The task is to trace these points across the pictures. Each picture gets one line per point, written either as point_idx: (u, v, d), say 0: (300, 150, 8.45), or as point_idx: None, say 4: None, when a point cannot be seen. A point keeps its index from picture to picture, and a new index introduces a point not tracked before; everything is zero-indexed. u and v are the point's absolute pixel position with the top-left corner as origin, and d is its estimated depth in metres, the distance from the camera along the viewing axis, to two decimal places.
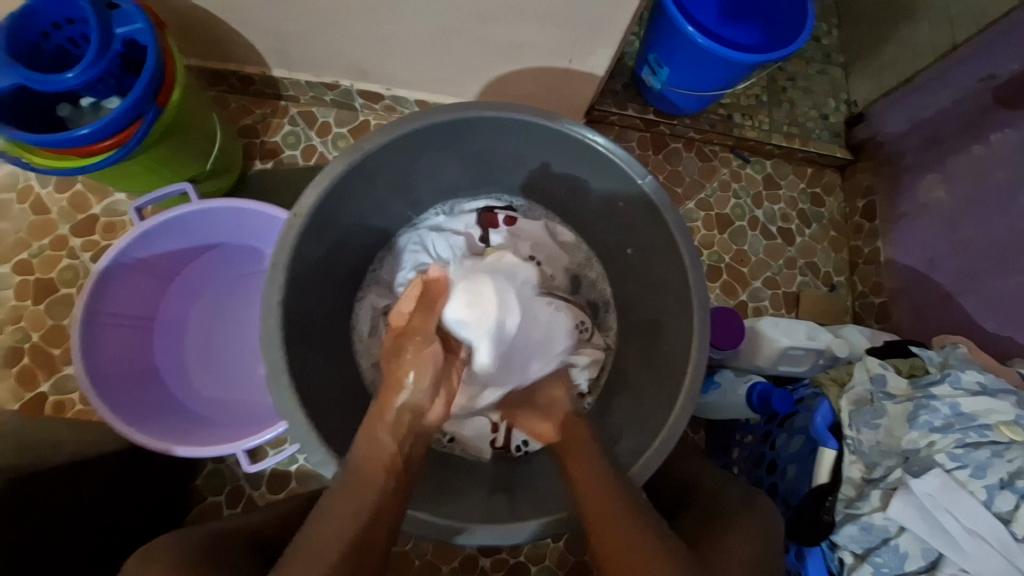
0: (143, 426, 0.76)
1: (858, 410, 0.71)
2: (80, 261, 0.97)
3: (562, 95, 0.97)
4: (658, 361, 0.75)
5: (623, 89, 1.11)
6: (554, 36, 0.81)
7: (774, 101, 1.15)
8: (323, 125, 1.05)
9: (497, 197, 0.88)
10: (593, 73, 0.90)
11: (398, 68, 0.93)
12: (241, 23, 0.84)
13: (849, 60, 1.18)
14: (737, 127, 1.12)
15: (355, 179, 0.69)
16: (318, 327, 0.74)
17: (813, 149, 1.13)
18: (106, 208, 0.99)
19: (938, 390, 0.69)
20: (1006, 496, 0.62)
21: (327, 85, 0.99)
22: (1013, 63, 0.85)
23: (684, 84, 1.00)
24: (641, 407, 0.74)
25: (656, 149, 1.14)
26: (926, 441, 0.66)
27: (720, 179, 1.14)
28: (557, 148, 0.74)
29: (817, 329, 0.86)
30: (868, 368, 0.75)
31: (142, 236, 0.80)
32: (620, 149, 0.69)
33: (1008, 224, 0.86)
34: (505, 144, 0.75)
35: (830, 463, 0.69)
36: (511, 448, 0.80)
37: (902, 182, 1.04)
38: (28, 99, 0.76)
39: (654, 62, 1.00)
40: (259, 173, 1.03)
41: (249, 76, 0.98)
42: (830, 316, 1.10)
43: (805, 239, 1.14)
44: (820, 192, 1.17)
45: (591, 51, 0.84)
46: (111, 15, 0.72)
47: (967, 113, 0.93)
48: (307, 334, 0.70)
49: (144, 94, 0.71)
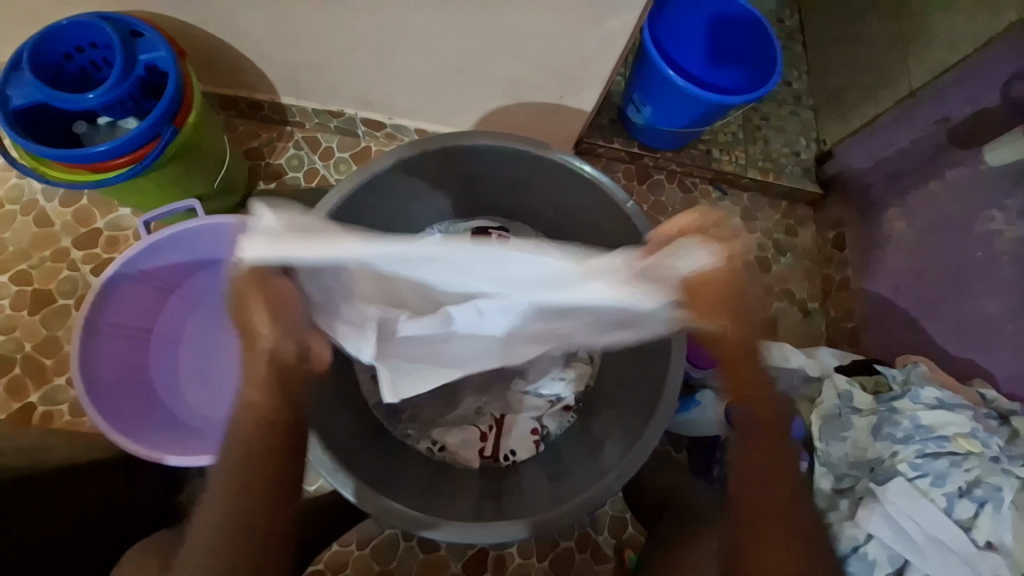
0: (132, 437, 0.77)
1: (827, 424, 0.74)
2: (80, 273, 0.99)
3: (553, 128, 1.04)
4: (641, 376, 0.77)
5: (610, 123, 1.19)
6: (546, 75, 0.89)
7: (750, 138, 1.24)
8: (326, 150, 1.10)
9: (492, 218, 0.92)
10: (582, 108, 0.97)
11: (402, 100, 1.00)
12: (259, 55, 0.91)
13: (818, 104, 1.29)
14: (716, 161, 1.21)
15: (360, 200, 0.75)
16: None
17: (786, 183, 1.22)
18: (109, 223, 1.01)
19: (900, 404, 0.72)
20: (965, 504, 0.66)
21: (331, 113, 1.05)
22: (963, 108, 0.94)
23: (666, 120, 1.08)
24: (617, 420, 0.78)
25: (640, 180, 1.22)
26: (890, 452, 0.70)
27: (701, 210, 1.22)
28: (551, 176, 0.80)
29: (790, 350, 0.89)
30: (835, 384, 0.76)
31: (148, 249, 0.83)
32: (603, 174, 0.76)
33: (963, 253, 0.94)
34: (503, 170, 0.81)
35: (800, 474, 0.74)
36: (499, 457, 0.82)
37: (869, 216, 1.13)
38: (48, 116, 0.81)
39: (637, 99, 1.08)
40: (262, 192, 1.07)
41: (259, 102, 1.04)
42: (805, 340, 1.16)
43: (781, 267, 1.21)
44: (794, 223, 1.24)
45: (580, 89, 0.92)
46: (134, 44, 0.78)
47: (926, 152, 1.02)
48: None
49: (161, 115, 0.76)
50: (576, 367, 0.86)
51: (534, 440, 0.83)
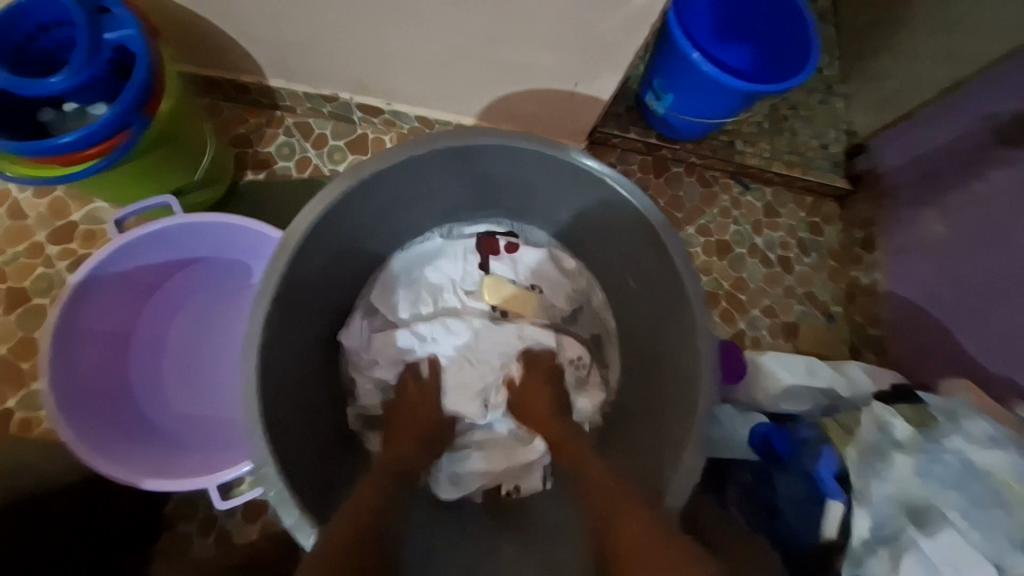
0: (108, 455, 0.72)
1: (866, 460, 0.68)
2: (57, 269, 0.92)
3: (565, 118, 0.96)
4: (662, 398, 0.72)
5: (626, 112, 1.11)
6: (561, 60, 0.80)
7: (776, 130, 1.16)
8: (319, 137, 1.01)
9: (497, 222, 0.86)
10: (598, 96, 0.88)
11: (400, 85, 0.91)
12: (241, 33, 0.82)
13: (850, 92, 1.19)
14: (739, 154, 1.13)
15: (353, 201, 0.68)
16: (292, 361, 0.71)
17: (813, 178, 1.14)
18: (87, 215, 0.94)
19: (948, 442, 0.66)
20: (1015, 557, 0.60)
21: (325, 97, 0.96)
22: (1011, 104, 0.85)
23: (687, 110, 0.99)
24: (641, 447, 0.72)
25: (657, 173, 1.14)
26: (937, 496, 0.63)
27: (721, 206, 1.14)
28: (564, 178, 0.72)
29: (817, 364, 0.86)
30: (875, 416, 0.70)
31: (123, 248, 0.76)
32: (606, 168, 0.68)
33: (1004, 262, 0.86)
34: (511, 171, 0.73)
35: (836, 519, 0.70)
36: (501, 491, 0.80)
37: (902, 217, 1.05)
38: (7, 102, 0.73)
39: (657, 86, 1.00)
40: (249, 183, 0.98)
41: (245, 85, 0.95)
42: (828, 347, 1.10)
43: (803, 268, 1.14)
44: (819, 221, 1.17)
45: (596, 75, 0.83)
46: (102, 21, 0.69)
47: (969, 149, 0.93)
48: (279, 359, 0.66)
49: (132, 103, 0.68)
50: (588, 392, 0.83)
51: (540, 473, 0.80)
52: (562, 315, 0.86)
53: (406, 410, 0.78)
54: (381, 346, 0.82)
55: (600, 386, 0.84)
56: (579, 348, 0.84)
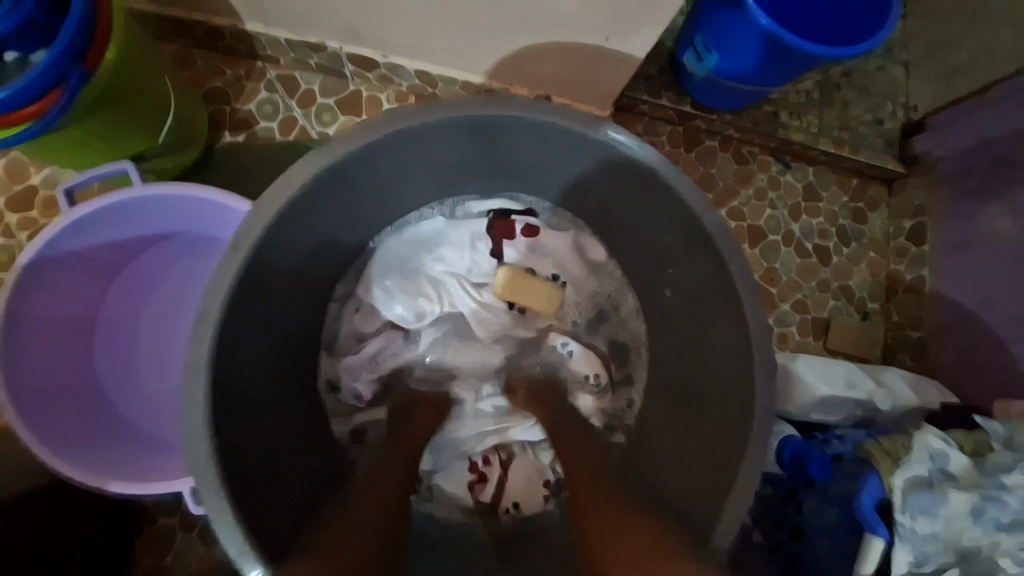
0: (72, 459, 0.64)
1: (916, 494, 0.60)
2: (16, 241, 0.82)
3: (589, 80, 0.82)
4: (699, 415, 0.64)
5: (658, 73, 0.97)
6: (590, 10, 0.66)
7: (826, 100, 1.01)
8: (306, 94, 0.88)
9: (513, 197, 0.75)
10: (631, 56, 0.74)
11: (398, 34, 0.77)
12: None
13: (913, 58, 1.04)
14: (783, 127, 0.99)
15: (336, 181, 0.58)
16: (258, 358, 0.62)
17: (863, 158, 1.01)
18: (46, 179, 0.83)
19: (1009, 480, 0.59)
20: None
21: (311, 46, 0.83)
22: None
23: (732, 74, 0.85)
24: (669, 469, 0.66)
25: (688, 146, 1.01)
26: (989, 540, 0.59)
27: (757, 186, 1.02)
28: (593, 158, 0.61)
29: (857, 376, 0.79)
30: (927, 444, 0.63)
31: (77, 225, 0.66)
32: (642, 149, 0.57)
33: None
34: (532, 148, 0.62)
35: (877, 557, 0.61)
36: (500, 510, 0.75)
37: (960, 208, 0.94)
38: None
39: (698, 44, 0.85)
40: (227, 146, 0.86)
41: (218, 28, 0.82)
42: (861, 347, 1.01)
43: (842, 260, 1.03)
44: (863, 206, 1.05)
45: (633, 30, 0.69)
46: None
47: None
48: (241, 362, 0.58)
49: (68, 50, 0.55)
50: (596, 394, 0.78)
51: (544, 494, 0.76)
52: (580, 320, 0.80)
53: (410, 417, 0.73)
54: (368, 349, 0.77)
55: (626, 403, 0.76)
56: (597, 363, 0.78)
